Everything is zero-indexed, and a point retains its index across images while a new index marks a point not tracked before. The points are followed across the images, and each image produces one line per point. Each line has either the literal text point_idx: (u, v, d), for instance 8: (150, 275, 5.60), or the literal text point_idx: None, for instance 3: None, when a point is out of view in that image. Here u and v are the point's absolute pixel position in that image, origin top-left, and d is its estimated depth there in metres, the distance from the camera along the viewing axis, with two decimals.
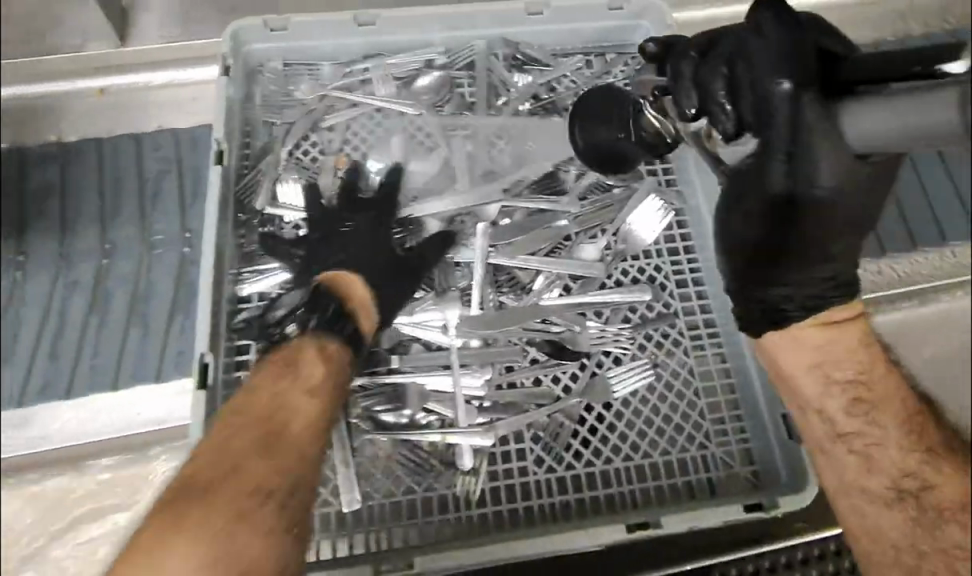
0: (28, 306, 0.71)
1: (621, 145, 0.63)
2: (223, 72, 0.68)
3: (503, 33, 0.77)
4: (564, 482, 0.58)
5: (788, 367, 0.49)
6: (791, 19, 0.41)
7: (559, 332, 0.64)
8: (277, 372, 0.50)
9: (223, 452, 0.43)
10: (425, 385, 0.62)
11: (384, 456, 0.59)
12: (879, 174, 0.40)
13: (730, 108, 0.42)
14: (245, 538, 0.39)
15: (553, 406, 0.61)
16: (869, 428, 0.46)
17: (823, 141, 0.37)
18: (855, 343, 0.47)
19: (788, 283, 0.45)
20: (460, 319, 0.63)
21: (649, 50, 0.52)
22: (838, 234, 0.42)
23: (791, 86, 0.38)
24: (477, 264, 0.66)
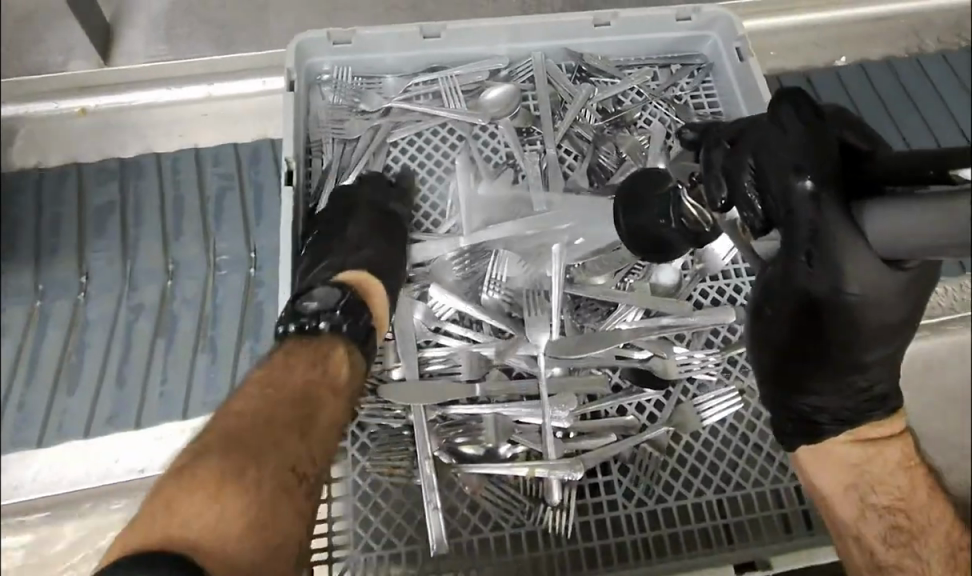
0: (93, 330, 0.70)
1: (662, 232, 0.60)
2: (289, 86, 0.68)
3: (565, 44, 0.77)
4: (654, 516, 0.59)
5: (828, 484, 0.53)
6: (812, 113, 0.43)
7: (643, 360, 0.64)
8: (312, 358, 0.55)
9: (261, 425, 0.49)
10: (512, 418, 0.62)
11: (472, 492, 0.59)
12: (917, 279, 0.40)
13: (759, 206, 0.44)
14: (272, 518, 0.46)
15: (638, 437, 0.61)
16: (909, 562, 0.51)
17: (850, 249, 0.39)
18: (897, 467, 0.51)
19: (818, 393, 0.47)
20: (547, 345, 0.63)
21: (686, 136, 0.55)
22: (872, 341, 0.43)
23: (812, 184, 0.40)
24: (556, 292, 0.65)
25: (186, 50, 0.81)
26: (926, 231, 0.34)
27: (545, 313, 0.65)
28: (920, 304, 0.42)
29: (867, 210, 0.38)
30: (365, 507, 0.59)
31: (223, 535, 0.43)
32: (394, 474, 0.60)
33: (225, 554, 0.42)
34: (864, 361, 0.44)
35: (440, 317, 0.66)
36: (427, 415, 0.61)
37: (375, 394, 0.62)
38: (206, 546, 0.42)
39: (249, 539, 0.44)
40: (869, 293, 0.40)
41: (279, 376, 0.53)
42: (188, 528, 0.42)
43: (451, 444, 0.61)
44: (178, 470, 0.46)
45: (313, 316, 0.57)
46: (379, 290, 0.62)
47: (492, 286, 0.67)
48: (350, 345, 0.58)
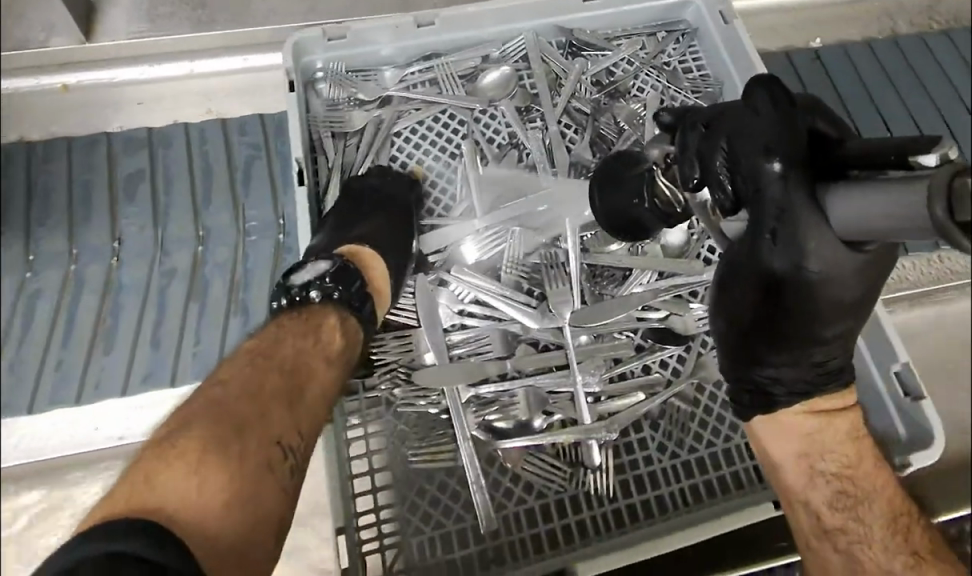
0: (126, 293, 0.77)
1: (634, 211, 0.65)
2: (289, 88, 0.75)
3: (555, 22, 0.83)
4: (688, 465, 0.68)
5: (778, 452, 0.55)
6: (784, 101, 0.47)
7: (660, 319, 0.73)
8: (305, 330, 0.61)
9: (251, 394, 0.52)
10: (542, 390, 0.70)
11: (515, 465, 0.67)
12: (874, 260, 0.44)
13: (729, 186, 0.47)
14: (256, 487, 0.48)
15: (666, 395, 0.69)
16: (852, 525, 0.54)
17: (811, 230, 0.43)
18: (843, 435, 0.54)
19: (770, 366, 0.51)
20: (571, 318, 0.71)
21: (663, 119, 0.57)
22: (831, 313, 0.47)
23: (780, 167, 0.44)
24: (574, 267, 0.74)
25: (164, 29, 0.85)
26: (892, 210, 0.38)
27: (567, 288, 0.73)
28: (874, 283, 0.46)
29: (831, 198, 0.43)
30: (411, 493, 0.66)
31: (208, 504, 0.45)
32: (438, 458, 0.68)
33: (209, 521, 0.44)
34: (823, 336, 0.49)
35: (463, 300, 0.73)
36: (461, 397, 0.69)
37: (409, 381, 0.70)
38: (191, 514, 0.44)
39: (237, 506, 0.46)
40: (829, 270, 0.44)
41: (265, 351, 0.57)
42: (176, 493, 0.44)
43: (485, 421, 0.69)
44: (164, 437, 0.48)
45: (303, 286, 0.63)
46: (375, 261, 0.69)
47: (512, 265, 0.75)
48: (341, 310, 0.63)
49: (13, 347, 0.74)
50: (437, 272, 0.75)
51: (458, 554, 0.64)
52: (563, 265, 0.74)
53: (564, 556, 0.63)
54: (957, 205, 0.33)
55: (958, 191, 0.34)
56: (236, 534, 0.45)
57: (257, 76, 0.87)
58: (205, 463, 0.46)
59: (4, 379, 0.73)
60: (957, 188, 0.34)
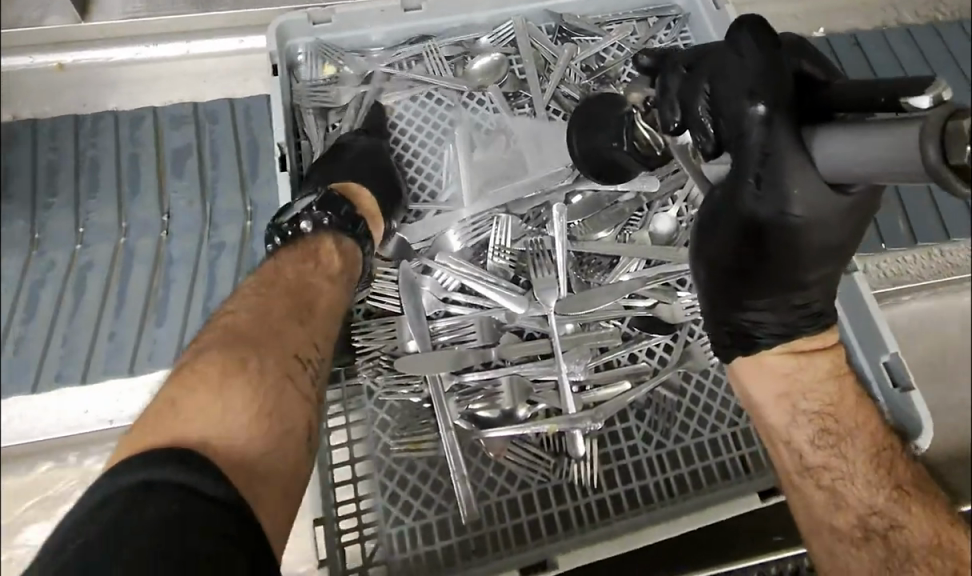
0: (177, 265, 0.78)
1: (615, 154, 0.66)
2: (273, 71, 0.73)
3: (544, 6, 0.82)
4: (673, 455, 0.67)
5: (759, 391, 0.56)
6: (770, 43, 0.45)
7: (646, 307, 0.72)
8: (304, 255, 0.66)
9: (263, 318, 0.58)
10: (527, 379, 0.69)
11: (497, 455, 0.66)
12: (859, 203, 0.44)
13: (712, 131, 0.48)
14: (278, 399, 0.53)
15: (650, 384, 0.68)
16: (836, 462, 0.55)
17: (796, 169, 0.42)
18: (824, 373, 0.55)
19: (760, 309, 0.53)
20: (555, 305, 0.70)
21: (643, 62, 0.57)
22: (818, 258, 0.48)
23: (764, 111, 0.43)
24: (561, 255, 0.72)
25: (162, 8, 0.85)
26: (878, 154, 0.37)
27: (553, 277, 0.72)
28: (856, 230, 0.47)
29: (819, 134, 0.42)
30: (391, 482, 0.66)
31: (233, 420, 0.50)
32: (420, 447, 0.67)
33: (236, 436, 0.49)
34: (803, 281, 0.50)
35: (447, 288, 0.73)
36: (444, 385, 0.68)
37: (391, 369, 0.69)
38: (219, 433, 0.48)
39: (268, 414, 0.52)
40: (811, 215, 0.44)
41: (269, 282, 0.62)
42: (208, 410, 0.49)
43: (468, 410, 0.68)
44: (187, 367, 0.53)
45: (294, 219, 0.68)
46: (366, 195, 0.71)
47: (497, 251, 0.74)
48: (335, 234, 0.68)
49: (66, 322, 0.76)
50: (420, 259, 0.73)
51: (440, 543, 0.64)
52: (551, 253, 0.74)
53: (547, 546, 0.61)
54: (950, 148, 0.33)
55: (949, 134, 0.33)
56: (270, 442, 0.51)
57: (249, 58, 0.87)
58: (224, 387, 0.51)
59: (55, 352, 0.74)
60: (949, 130, 0.33)
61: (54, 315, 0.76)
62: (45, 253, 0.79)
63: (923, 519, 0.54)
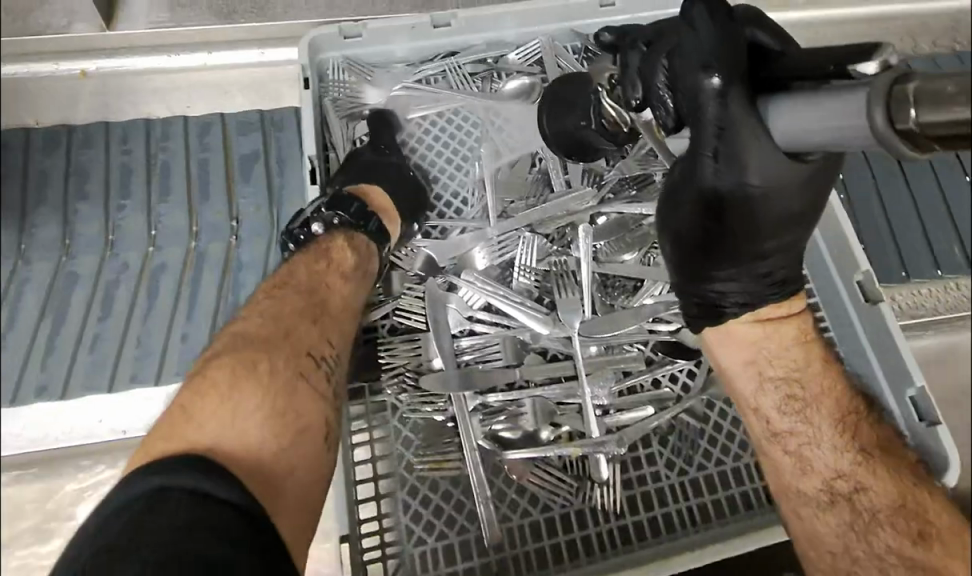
0: (246, 271, 0.80)
1: (583, 133, 0.71)
2: (303, 84, 0.74)
3: (572, 26, 0.82)
4: (696, 483, 0.67)
5: (730, 358, 0.59)
6: (722, 15, 0.48)
7: (670, 333, 0.72)
8: (315, 257, 0.67)
9: (274, 322, 0.59)
10: (549, 402, 0.69)
11: (519, 477, 0.66)
12: (816, 171, 0.47)
13: (669, 103, 0.52)
14: (289, 401, 0.54)
15: (672, 412, 0.68)
16: (801, 427, 0.57)
17: (751, 135, 0.45)
18: (789, 338, 0.57)
19: (722, 277, 0.55)
20: (580, 325, 0.70)
21: (605, 39, 0.68)
22: (782, 227, 0.51)
23: (718, 83, 0.45)
24: (585, 277, 0.73)
25: (185, 18, 0.87)
26: (824, 119, 0.40)
27: (576, 298, 0.72)
28: (815, 196, 0.49)
29: (771, 107, 0.44)
30: (415, 499, 0.65)
31: (244, 423, 0.50)
32: (444, 466, 0.66)
33: (249, 438, 0.50)
34: (763, 249, 0.53)
35: (472, 307, 0.72)
36: (468, 405, 0.68)
37: (416, 387, 0.69)
38: (232, 437, 0.49)
39: (281, 415, 0.53)
40: (769, 183, 0.47)
41: (282, 285, 0.64)
42: (219, 413, 0.50)
43: (492, 430, 0.68)
44: (199, 375, 0.54)
45: (306, 221, 0.68)
46: (371, 189, 0.72)
47: (523, 271, 0.74)
48: (349, 234, 0.69)
49: (140, 323, 0.75)
50: (446, 276, 0.73)
51: (462, 564, 0.63)
52: (577, 276, 0.74)
53: (573, 571, 0.61)
54: (893, 111, 0.35)
55: (894, 96, 0.35)
56: (281, 442, 0.51)
57: (271, 70, 0.88)
58: (234, 391, 0.52)
59: (131, 351, 0.73)
60: (894, 94, 0.35)
61: (125, 315, 0.74)
62: (119, 255, 0.78)
63: (887, 481, 0.56)
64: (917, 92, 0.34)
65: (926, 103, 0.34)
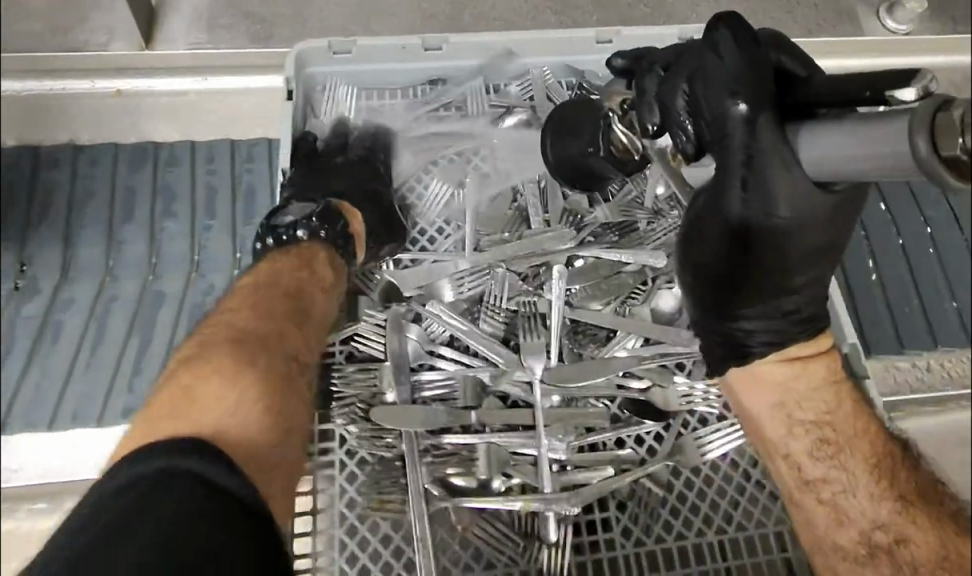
0: None
1: (589, 160, 0.65)
2: (287, 97, 0.72)
3: (568, 62, 0.79)
4: (652, 555, 0.62)
5: (755, 404, 0.55)
6: (747, 41, 0.44)
7: (640, 391, 0.68)
8: (297, 264, 0.69)
9: (257, 324, 0.61)
10: (504, 450, 0.64)
11: (461, 529, 0.62)
12: (846, 200, 0.45)
13: (690, 128, 0.47)
14: (282, 398, 0.57)
15: (635, 470, 0.63)
16: (835, 474, 0.54)
17: (779, 165, 0.42)
18: (819, 378, 0.54)
19: (750, 318, 0.52)
20: (545, 372, 0.66)
21: (617, 65, 0.59)
22: (808, 261, 0.48)
23: (746, 109, 0.43)
24: (553, 322, 0.69)
25: (226, 41, 0.86)
26: (867, 151, 0.37)
27: (543, 342, 0.68)
28: (844, 229, 0.47)
29: (800, 133, 0.42)
30: (351, 541, 0.60)
31: (251, 407, 0.54)
32: (385, 505, 0.61)
33: (252, 422, 0.54)
34: (791, 285, 0.50)
35: (434, 340, 0.69)
36: (418, 443, 0.63)
37: (367, 420, 0.64)
38: (237, 419, 0.53)
39: (272, 414, 0.55)
40: (797, 214, 0.44)
41: (266, 287, 0.66)
42: (215, 399, 0.53)
43: (442, 476, 0.63)
44: (187, 364, 0.56)
45: (290, 226, 0.71)
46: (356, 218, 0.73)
47: (490, 311, 0.70)
48: (327, 247, 0.71)
49: None
50: (412, 305, 0.70)
51: None
52: (544, 322, 0.70)
53: None
54: (939, 140, 0.32)
55: (938, 127, 0.33)
56: (273, 433, 0.55)
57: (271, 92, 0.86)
58: (239, 378, 0.56)
59: None
60: (939, 120, 0.33)
61: None
62: (205, 277, 0.78)
63: (928, 531, 0.52)
64: (966, 120, 0.32)
65: None
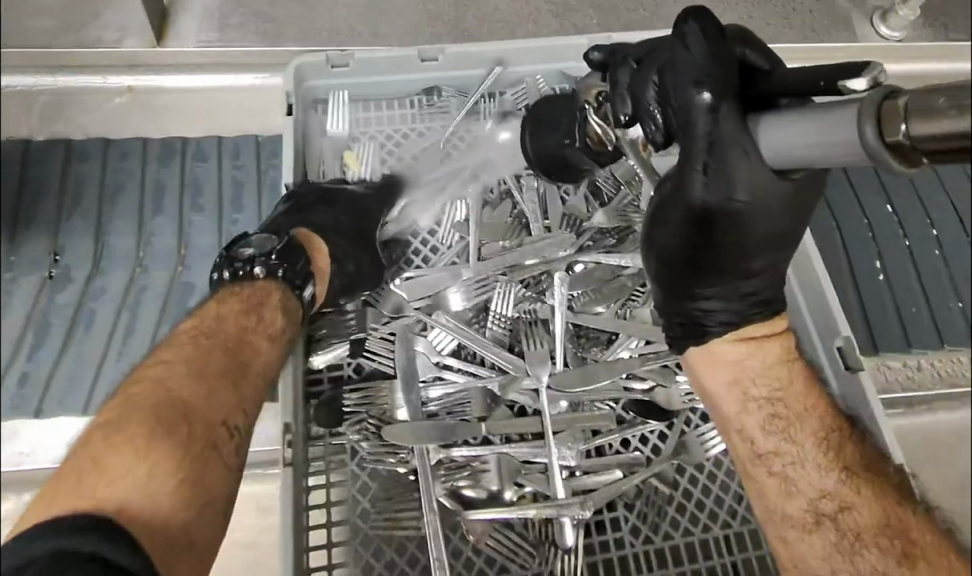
0: None
1: (566, 151, 0.70)
2: (288, 112, 0.73)
3: (561, 68, 0.80)
4: (661, 552, 0.65)
5: (712, 382, 0.57)
6: (716, 35, 0.48)
7: (643, 393, 0.70)
8: (244, 309, 0.64)
9: (186, 376, 0.56)
10: (514, 460, 0.67)
11: (477, 538, 0.64)
12: (798, 186, 0.47)
13: (659, 118, 0.51)
14: (199, 471, 0.53)
15: (639, 476, 0.66)
16: (786, 447, 0.55)
17: (737, 152, 0.45)
18: (775, 357, 0.56)
19: (709, 298, 0.54)
20: (550, 380, 0.68)
21: (594, 58, 0.60)
22: (759, 247, 0.51)
23: (710, 99, 0.46)
24: (558, 327, 0.71)
25: (234, 39, 0.87)
26: (819, 135, 0.40)
27: (547, 351, 0.70)
28: (798, 215, 0.50)
29: (760, 121, 0.45)
30: (366, 552, 0.63)
31: (158, 484, 0.50)
32: (399, 527, 0.64)
33: (157, 502, 0.50)
34: (749, 270, 0.53)
35: (441, 352, 0.71)
36: (431, 458, 0.66)
37: (378, 437, 0.66)
38: (142, 496, 0.49)
39: (189, 487, 0.52)
40: (752, 201, 0.47)
41: (205, 332, 0.62)
42: (124, 470, 0.49)
43: (454, 487, 0.66)
44: (98, 425, 0.51)
45: (247, 261, 0.66)
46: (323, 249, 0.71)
47: (496, 319, 0.72)
48: (284, 289, 0.66)
49: None
50: (417, 317, 0.71)
51: None
52: (549, 327, 0.72)
53: None
54: (885, 127, 0.35)
55: (885, 114, 0.35)
56: (184, 512, 0.51)
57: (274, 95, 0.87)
58: (152, 449, 0.51)
59: None
60: (885, 109, 0.35)
61: None
62: None
63: (873, 502, 0.54)
64: (908, 108, 0.34)
65: (916, 117, 0.34)
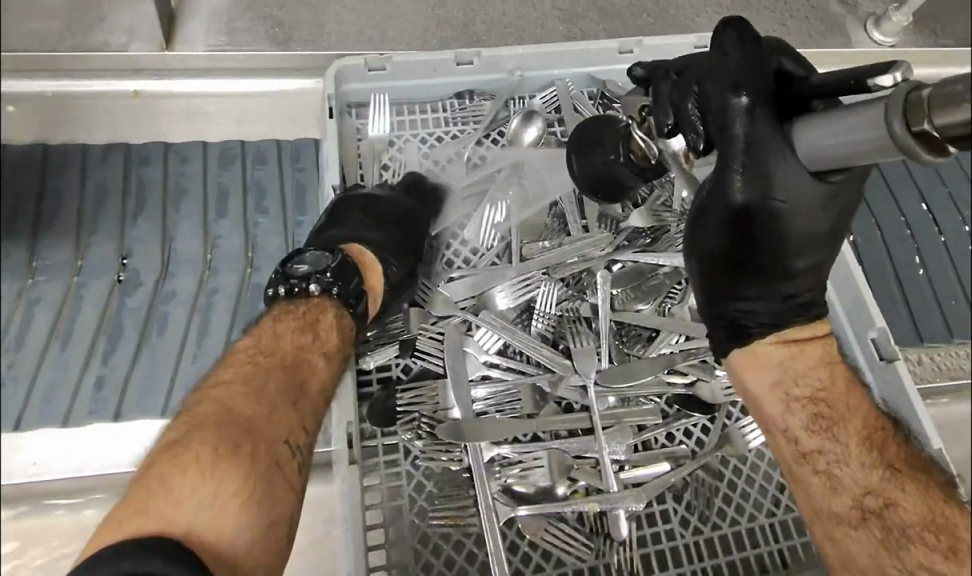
0: None
1: (611, 167, 0.68)
2: (330, 114, 0.74)
3: (587, 72, 0.82)
4: (711, 543, 0.67)
5: (755, 385, 0.58)
6: (751, 41, 0.51)
7: (685, 388, 0.72)
8: (301, 325, 0.64)
9: (249, 398, 0.56)
10: (564, 455, 0.68)
11: (532, 533, 0.65)
12: (842, 186, 0.48)
13: (701, 128, 0.52)
14: (264, 490, 0.52)
15: (686, 469, 0.67)
16: (830, 445, 0.55)
17: (776, 152, 0.46)
18: (814, 360, 0.57)
19: (751, 300, 0.57)
20: (597, 376, 0.70)
21: (636, 74, 0.62)
22: (801, 246, 0.53)
23: (746, 100, 0.48)
24: (603, 325, 0.73)
25: (244, 42, 0.85)
26: (853, 134, 0.40)
27: (593, 348, 0.72)
28: (842, 215, 0.52)
29: (796, 126, 0.46)
30: (425, 549, 0.64)
31: (223, 505, 0.50)
32: (458, 523, 0.65)
33: (226, 523, 0.49)
34: (792, 269, 0.55)
35: (488, 350, 0.72)
36: (484, 455, 0.67)
37: (432, 435, 0.67)
38: (207, 518, 0.49)
39: (257, 504, 0.51)
40: (792, 201, 0.48)
41: (267, 352, 0.61)
42: (183, 491, 0.49)
43: (506, 484, 0.67)
44: (161, 452, 0.52)
45: (302, 278, 0.66)
46: (375, 265, 0.71)
47: (540, 316, 0.74)
48: (338, 308, 0.67)
49: None
50: (464, 315, 0.72)
51: None
52: (593, 325, 0.74)
53: None
54: (912, 118, 0.35)
55: (911, 106, 0.35)
56: (253, 531, 0.50)
57: (292, 96, 0.86)
58: (216, 470, 0.50)
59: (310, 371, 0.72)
60: (911, 101, 0.35)
61: None
62: None
63: (919, 497, 0.53)
64: (932, 99, 0.34)
65: (942, 108, 0.34)
